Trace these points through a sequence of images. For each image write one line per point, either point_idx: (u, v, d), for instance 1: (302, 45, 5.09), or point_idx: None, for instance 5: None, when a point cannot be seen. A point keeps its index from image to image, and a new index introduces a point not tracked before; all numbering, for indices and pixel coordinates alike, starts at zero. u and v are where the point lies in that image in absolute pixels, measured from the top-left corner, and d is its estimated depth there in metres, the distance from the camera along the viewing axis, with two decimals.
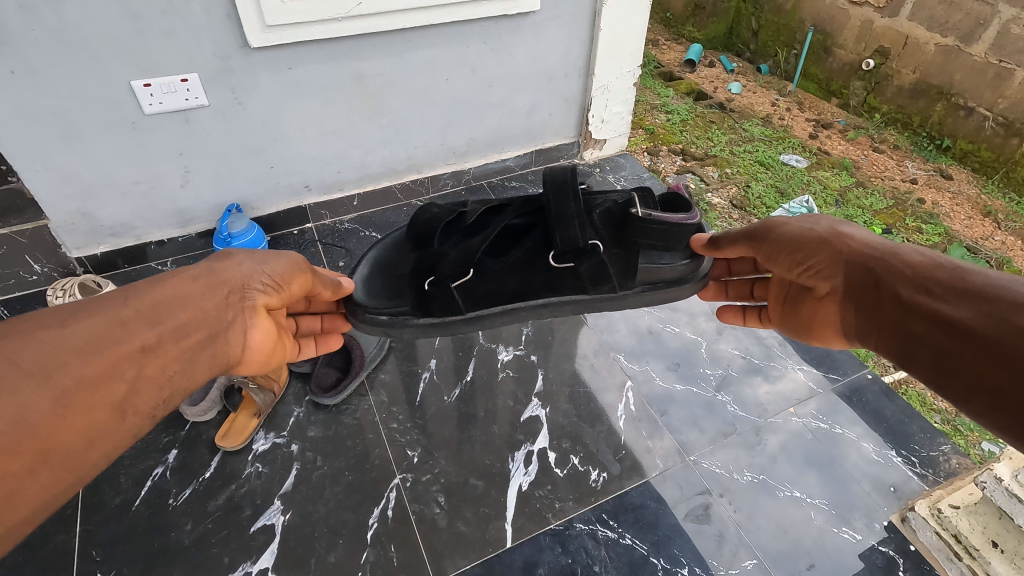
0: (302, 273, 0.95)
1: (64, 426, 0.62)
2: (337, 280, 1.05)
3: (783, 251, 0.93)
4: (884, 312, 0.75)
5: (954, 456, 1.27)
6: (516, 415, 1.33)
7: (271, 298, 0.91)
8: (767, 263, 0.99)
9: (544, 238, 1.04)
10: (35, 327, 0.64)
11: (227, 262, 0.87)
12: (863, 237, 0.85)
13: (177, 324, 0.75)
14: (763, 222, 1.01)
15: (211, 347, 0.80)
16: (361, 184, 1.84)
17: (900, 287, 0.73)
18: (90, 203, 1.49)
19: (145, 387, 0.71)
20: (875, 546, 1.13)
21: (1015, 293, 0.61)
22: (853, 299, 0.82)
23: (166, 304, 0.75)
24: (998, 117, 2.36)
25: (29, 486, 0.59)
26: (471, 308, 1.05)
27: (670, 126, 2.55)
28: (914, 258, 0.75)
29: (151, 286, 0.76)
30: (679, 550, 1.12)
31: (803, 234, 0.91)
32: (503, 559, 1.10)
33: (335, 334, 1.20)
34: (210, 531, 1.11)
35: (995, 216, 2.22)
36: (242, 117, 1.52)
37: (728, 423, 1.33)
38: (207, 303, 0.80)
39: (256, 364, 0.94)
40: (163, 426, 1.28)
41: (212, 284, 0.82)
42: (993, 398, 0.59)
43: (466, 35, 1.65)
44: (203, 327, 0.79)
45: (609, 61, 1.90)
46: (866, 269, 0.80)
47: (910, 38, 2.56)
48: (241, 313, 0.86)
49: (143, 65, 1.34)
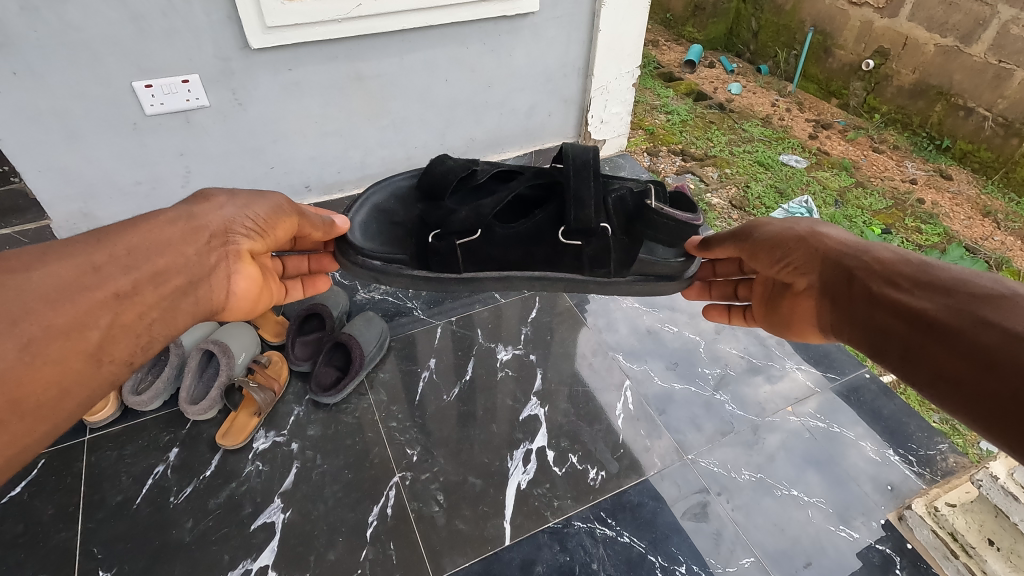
0: (286, 217, 0.95)
1: (37, 373, 0.64)
2: (329, 219, 1.04)
3: (763, 249, 0.95)
4: (853, 306, 0.77)
5: (950, 454, 1.28)
6: (515, 414, 1.34)
7: (255, 243, 0.93)
8: (749, 261, 1.00)
9: (556, 213, 1.03)
10: (5, 273, 0.66)
11: (208, 204, 0.87)
12: (839, 235, 0.87)
13: (154, 270, 0.77)
14: (747, 221, 1.03)
15: (192, 294, 0.83)
16: (361, 184, 1.85)
17: (869, 281, 0.75)
18: (91, 203, 1.50)
19: (121, 335, 0.73)
20: (872, 545, 1.13)
21: (977, 287, 0.63)
22: (825, 294, 0.83)
23: (143, 250, 0.77)
24: (998, 117, 2.36)
25: (3, 432, 0.61)
26: (468, 269, 1.06)
27: (670, 127, 2.55)
28: (885, 254, 0.77)
29: (127, 230, 0.77)
30: (676, 548, 1.13)
31: (782, 232, 0.93)
32: (501, 557, 1.11)
33: (323, 277, 1.20)
34: (211, 529, 1.12)
35: (995, 216, 2.22)
36: (243, 117, 1.53)
37: (727, 421, 1.34)
38: (188, 249, 0.82)
39: (243, 307, 0.97)
40: (164, 425, 1.29)
41: (191, 227, 0.83)
42: (954, 386, 0.60)
43: (465, 36, 1.66)
44: (183, 273, 0.81)
45: (608, 62, 1.91)
46: (839, 264, 0.82)
47: (910, 39, 2.56)
48: (224, 258, 0.88)
49: (145, 67, 1.35)
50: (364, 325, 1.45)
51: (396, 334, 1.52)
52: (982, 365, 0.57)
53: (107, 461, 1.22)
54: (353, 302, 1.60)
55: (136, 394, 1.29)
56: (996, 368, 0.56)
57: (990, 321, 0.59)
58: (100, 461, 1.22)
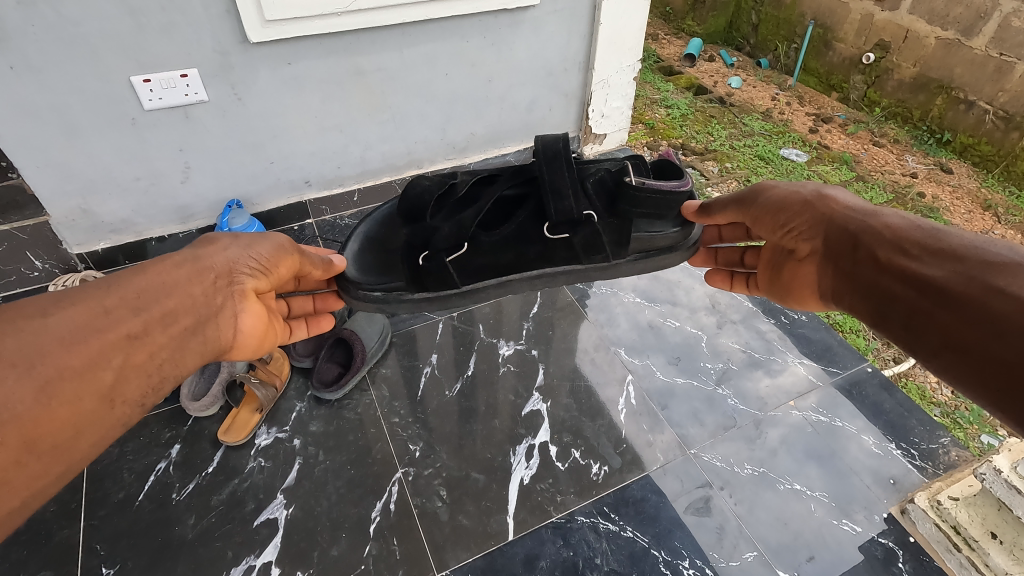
0: (289, 255, 0.95)
1: (52, 415, 0.64)
2: (328, 257, 1.03)
3: (769, 214, 0.96)
4: (857, 271, 0.76)
5: (953, 448, 1.28)
6: (517, 410, 1.34)
7: (260, 281, 0.91)
8: (755, 227, 1.01)
9: (537, 210, 1.02)
10: (19, 318, 0.64)
11: (212, 246, 0.87)
12: (848, 201, 0.87)
13: (163, 311, 0.76)
14: (754, 186, 1.03)
15: (200, 333, 0.81)
16: (361, 179, 1.84)
17: (874, 247, 0.75)
18: (90, 199, 1.49)
19: (133, 375, 0.72)
20: (875, 538, 1.14)
21: (989, 253, 0.62)
22: (828, 259, 0.84)
23: (152, 292, 0.76)
24: (998, 111, 2.36)
25: (19, 474, 0.62)
26: (466, 283, 1.05)
27: (670, 121, 2.54)
28: (893, 220, 0.76)
29: (136, 273, 0.76)
30: (680, 542, 1.13)
31: (789, 197, 0.93)
32: (504, 552, 1.10)
33: (328, 315, 1.19)
34: (214, 525, 1.12)
35: (995, 210, 2.22)
36: (242, 113, 1.52)
37: (729, 416, 1.34)
38: (195, 289, 0.81)
39: (250, 346, 0.94)
40: (166, 422, 1.28)
41: (198, 269, 0.83)
42: (957, 353, 0.59)
43: (464, 30, 1.64)
44: (192, 313, 0.80)
45: (609, 55, 1.89)
46: (844, 229, 0.82)
47: (911, 32, 2.56)
48: (230, 298, 0.86)
49: (143, 61, 1.34)
50: (366, 321, 1.45)
51: (398, 330, 1.52)
52: (988, 331, 0.57)
53: (109, 457, 1.22)
54: None
55: None
56: (1003, 332, 0.55)
57: (999, 286, 0.58)
58: (102, 458, 1.22)
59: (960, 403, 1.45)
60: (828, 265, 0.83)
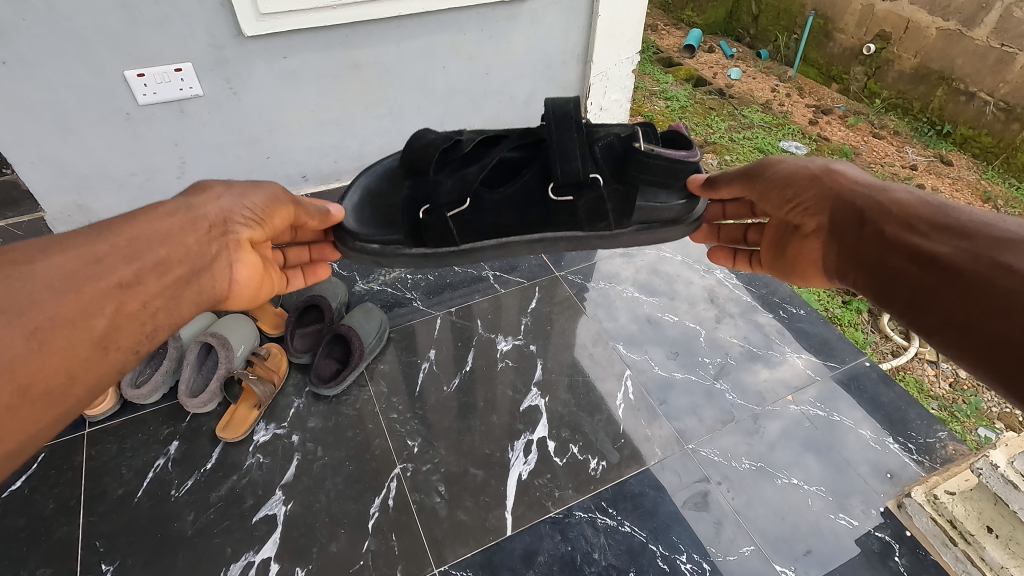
0: (283, 206, 0.95)
1: (45, 362, 0.63)
2: (325, 207, 1.02)
3: (775, 189, 0.95)
4: (863, 247, 0.76)
5: (950, 442, 1.28)
6: (515, 405, 1.34)
7: (255, 232, 0.92)
8: (760, 203, 1.00)
9: (542, 171, 0.99)
10: (12, 265, 0.65)
11: (206, 196, 0.86)
12: (856, 177, 0.86)
13: (156, 260, 0.76)
14: (761, 161, 1.01)
15: (195, 283, 0.81)
16: (358, 173, 1.83)
17: (881, 223, 0.74)
18: (85, 194, 1.48)
19: (127, 324, 0.72)
20: (872, 532, 1.14)
21: (999, 232, 0.62)
22: (834, 235, 0.83)
23: (144, 240, 0.76)
24: (999, 102, 2.34)
25: (14, 418, 0.61)
26: (464, 241, 1.04)
27: (669, 113, 2.53)
28: (904, 198, 0.76)
29: (128, 220, 0.76)
30: (678, 537, 1.13)
31: (796, 172, 0.92)
32: (503, 547, 1.11)
33: (324, 264, 1.18)
34: (213, 521, 1.12)
35: (995, 203, 2.21)
36: (238, 107, 1.51)
37: (727, 411, 1.34)
38: (189, 239, 0.80)
39: (245, 296, 0.95)
40: (164, 418, 1.28)
41: (191, 219, 0.82)
42: (960, 328, 0.59)
43: (462, 23, 1.63)
44: (186, 262, 0.80)
45: (608, 47, 1.87)
46: (854, 205, 0.81)
47: (912, 22, 2.54)
48: (225, 248, 0.86)
49: (137, 55, 1.32)
50: (363, 316, 1.44)
51: (396, 325, 1.51)
52: (994, 309, 0.57)
53: (108, 454, 1.22)
54: (351, 294, 1.59)
55: (135, 387, 1.27)
56: (1010, 312, 0.55)
57: (1009, 265, 0.58)
58: (100, 455, 1.22)
59: (957, 396, 1.45)
60: (833, 241, 0.83)
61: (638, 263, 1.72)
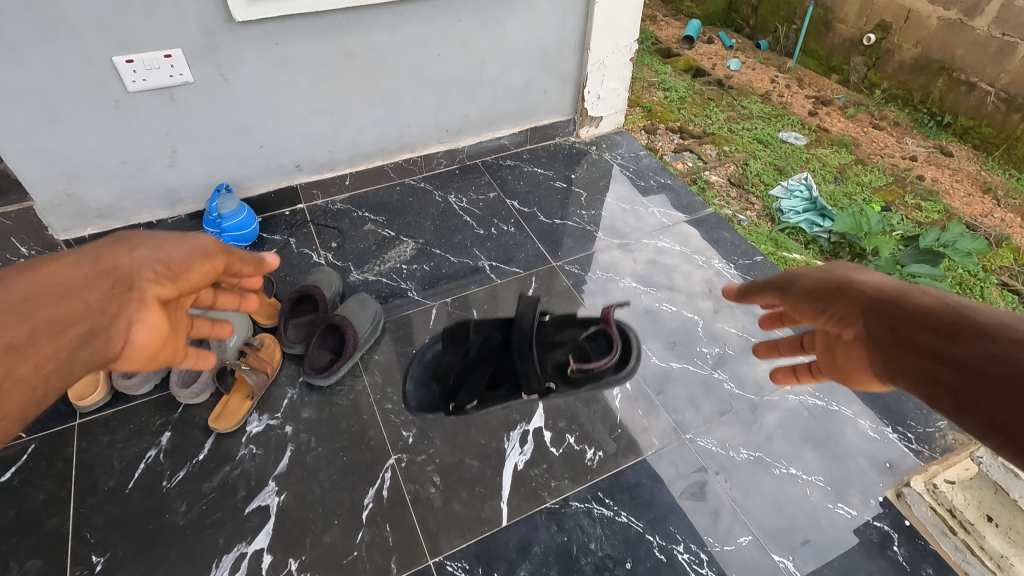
0: (210, 261, 0.76)
1: None
2: (261, 256, 0.86)
3: (807, 302, 0.64)
4: (919, 384, 0.48)
5: (949, 431, 1.28)
6: (512, 395, 1.33)
7: (167, 288, 0.71)
8: (798, 318, 0.67)
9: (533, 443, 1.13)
10: None
11: (120, 245, 0.67)
12: (871, 273, 0.61)
13: (51, 320, 0.59)
14: (786, 269, 0.71)
15: (94, 346, 0.63)
16: (352, 163, 1.82)
17: (905, 336, 0.51)
18: (75, 183, 1.46)
19: (12, 391, 0.55)
20: (870, 522, 1.13)
21: None
22: (882, 362, 0.54)
23: (36, 298, 0.59)
24: (1000, 92, 2.32)
25: None
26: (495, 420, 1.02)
27: (668, 104, 2.51)
28: (921, 297, 0.52)
29: (21, 269, 0.59)
30: (675, 527, 1.12)
31: (821, 281, 0.63)
32: (498, 538, 1.10)
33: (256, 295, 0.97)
34: (205, 513, 1.11)
35: (995, 193, 2.19)
36: (229, 95, 1.49)
37: (725, 401, 1.33)
38: (91, 295, 0.62)
39: (140, 364, 0.71)
40: (156, 409, 1.27)
41: (98, 271, 0.64)
42: None
43: (457, 9, 1.60)
44: (86, 321, 0.62)
45: (606, 35, 1.85)
46: (886, 314, 0.54)
47: (912, 12, 2.51)
48: (128, 307, 0.66)
49: (125, 41, 1.30)
50: (358, 306, 1.42)
51: (391, 316, 1.50)
52: None
53: (99, 445, 1.21)
54: (346, 284, 1.57)
55: (126, 377, 1.27)
56: None
57: None
58: (91, 446, 1.20)
59: None
60: (890, 365, 0.53)
61: (636, 254, 1.71)
